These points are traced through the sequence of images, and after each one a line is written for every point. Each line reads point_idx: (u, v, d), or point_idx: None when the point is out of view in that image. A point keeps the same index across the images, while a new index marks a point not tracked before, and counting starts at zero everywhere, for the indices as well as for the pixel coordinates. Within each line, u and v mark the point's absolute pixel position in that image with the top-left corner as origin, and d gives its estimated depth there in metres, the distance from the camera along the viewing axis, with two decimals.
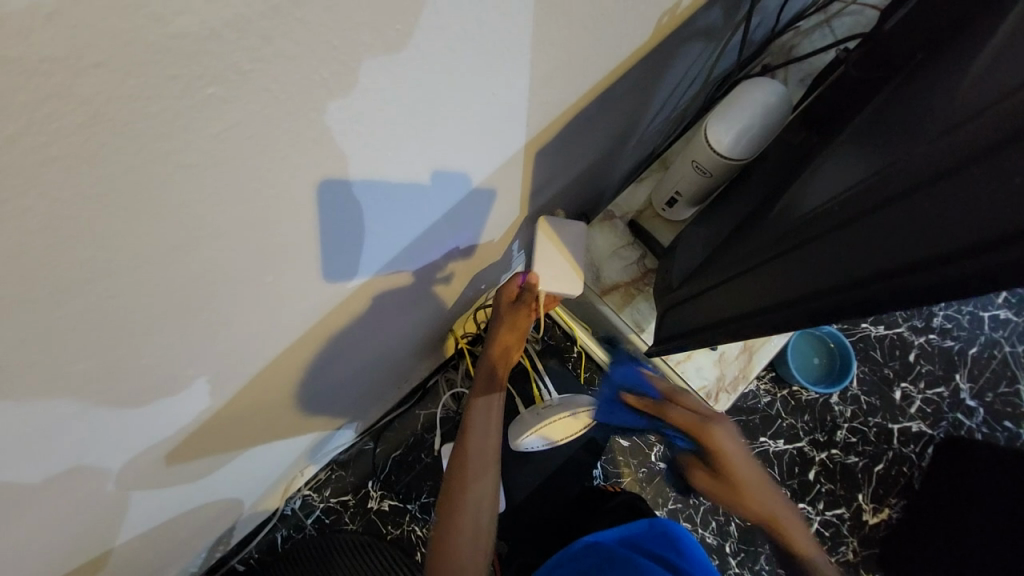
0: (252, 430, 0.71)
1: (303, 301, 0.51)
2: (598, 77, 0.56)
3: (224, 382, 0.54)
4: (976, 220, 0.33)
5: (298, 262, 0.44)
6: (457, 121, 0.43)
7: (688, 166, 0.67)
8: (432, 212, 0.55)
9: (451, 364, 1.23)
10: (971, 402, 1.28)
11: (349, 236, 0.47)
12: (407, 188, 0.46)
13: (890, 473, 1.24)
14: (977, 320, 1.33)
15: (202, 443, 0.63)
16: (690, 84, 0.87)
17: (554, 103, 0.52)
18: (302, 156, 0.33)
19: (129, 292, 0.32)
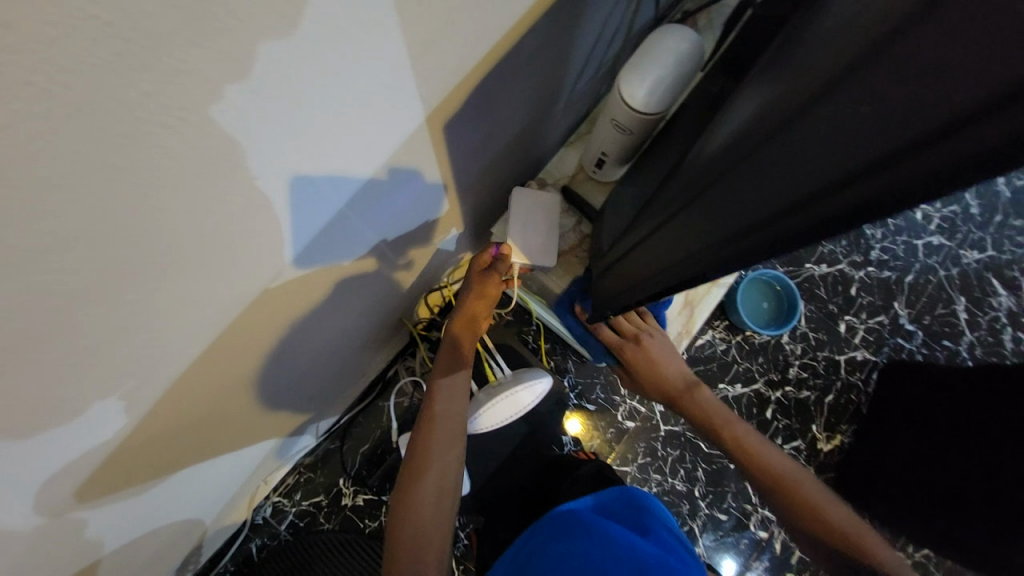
0: (188, 448, 0.68)
1: (204, 311, 0.47)
2: (499, 37, 0.53)
3: (135, 405, 0.50)
4: (856, 141, 0.30)
5: (182, 269, 0.41)
6: (342, 101, 0.40)
7: (609, 126, 0.65)
8: (347, 202, 0.53)
9: (409, 352, 1.20)
10: (910, 326, 1.35)
11: (245, 237, 0.44)
12: (303, 181, 0.43)
13: (840, 402, 1.31)
14: (911, 248, 1.40)
15: (128, 470, 0.59)
16: (613, 38, 0.84)
17: (450, 70, 0.49)
18: (134, 155, 0.29)
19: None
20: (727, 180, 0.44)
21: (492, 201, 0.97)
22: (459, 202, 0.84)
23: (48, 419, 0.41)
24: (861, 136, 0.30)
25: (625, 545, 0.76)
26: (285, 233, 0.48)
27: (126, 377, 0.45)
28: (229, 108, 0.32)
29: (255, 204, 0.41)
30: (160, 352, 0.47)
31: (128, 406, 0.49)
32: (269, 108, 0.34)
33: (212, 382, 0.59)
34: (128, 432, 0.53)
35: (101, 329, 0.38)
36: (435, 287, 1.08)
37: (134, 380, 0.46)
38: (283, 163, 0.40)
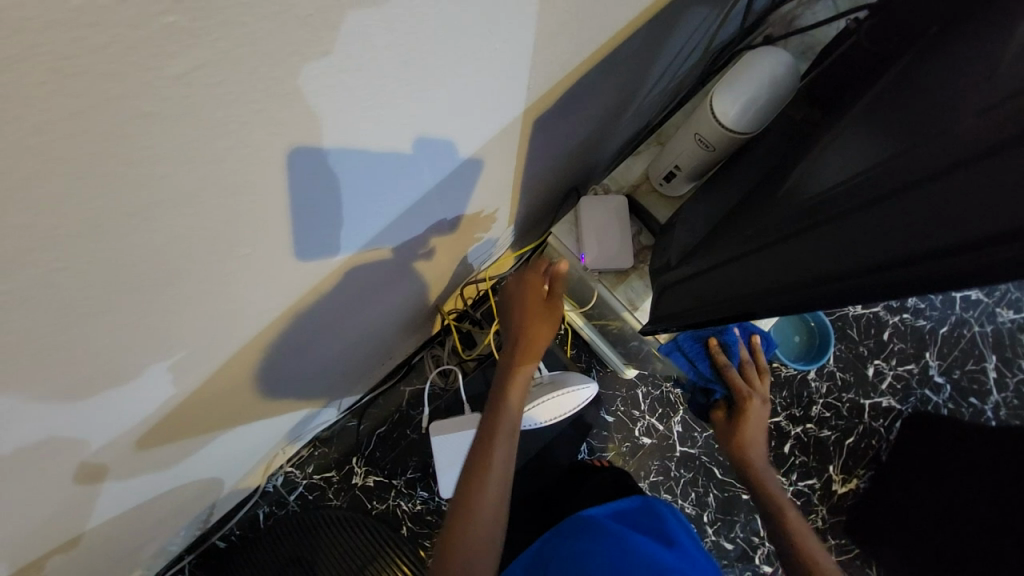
0: (231, 408, 0.68)
1: (288, 276, 0.47)
2: (603, 38, 0.52)
3: (203, 359, 0.50)
4: (990, 210, 0.31)
5: (282, 229, 0.41)
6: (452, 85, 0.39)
7: (691, 141, 0.65)
8: (414, 188, 0.51)
9: (436, 341, 1.20)
10: (939, 378, 1.33)
11: (337, 215, 0.44)
12: (382, 159, 0.42)
13: (860, 445, 1.29)
14: (949, 300, 1.38)
15: (178, 422, 0.59)
16: (691, 53, 0.83)
17: (555, 66, 0.49)
18: (289, 116, 0.30)
19: (93, 259, 0.29)
20: (806, 235, 0.45)
21: (545, 202, 0.97)
22: (517, 197, 0.84)
23: (133, 362, 0.42)
24: (1001, 205, 0.31)
25: (640, 542, 0.79)
26: (337, 219, 0.45)
27: (206, 333, 0.46)
28: (311, 84, 0.29)
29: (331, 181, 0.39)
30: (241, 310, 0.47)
31: (199, 360, 0.50)
32: (379, 81, 0.33)
33: (271, 346, 0.60)
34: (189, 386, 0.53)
35: (202, 279, 0.39)
36: (474, 279, 1.08)
37: (212, 336, 0.47)
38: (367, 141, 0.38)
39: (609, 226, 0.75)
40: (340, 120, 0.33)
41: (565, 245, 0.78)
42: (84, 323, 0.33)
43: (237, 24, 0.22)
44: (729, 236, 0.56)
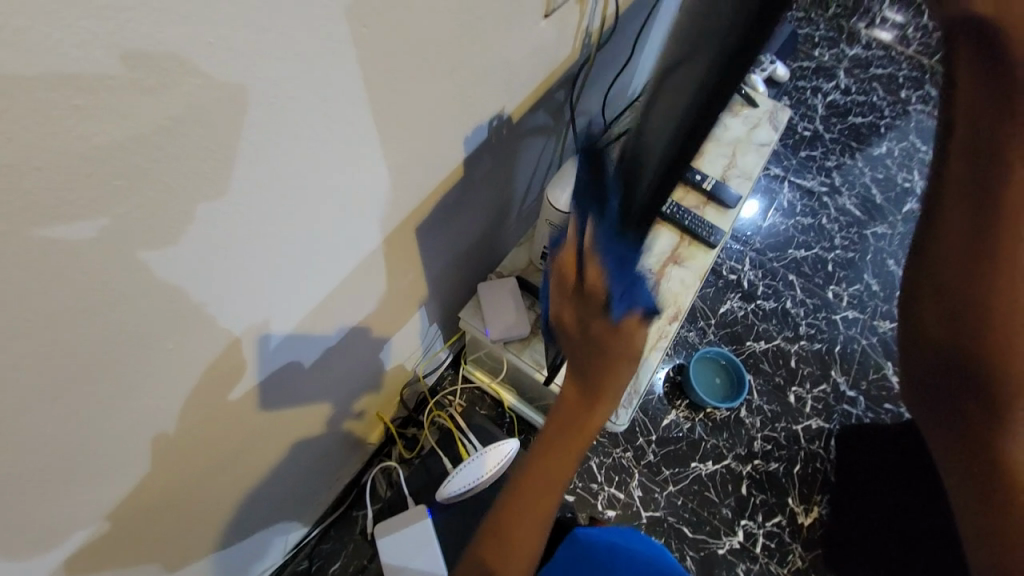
0: (155, 529, 0.69)
1: (194, 358, 0.57)
2: (445, 158, 0.74)
3: (122, 459, 0.57)
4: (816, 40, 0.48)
5: (186, 325, 0.53)
6: (279, 226, 0.55)
7: (546, 226, 0.83)
8: (290, 304, 0.65)
9: (384, 453, 1.20)
10: (851, 391, 1.48)
11: (224, 279, 0.53)
12: (242, 287, 0.56)
13: (808, 471, 1.35)
14: (832, 322, 1.60)
15: (98, 541, 0.62)
16: (548, 168, 1.09)
17: (410, 180, 0.69)
18: (171, 206, 0.43)
19: (33, 336, 0.41)
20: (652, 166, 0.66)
21: (461, 299, 1.13)
22: (430, 296, 0.99)
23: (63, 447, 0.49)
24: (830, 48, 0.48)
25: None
26: (213, 285, 0.53)
27: (125, 418, 0.54)
28: (173, 187, 0.42)
29: (203, 311, 0.54)
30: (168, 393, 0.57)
31: (121, 453, 0.56)
32: (245, 159, 0.46)
33: (195, 446, 0.66)
34: (112, 490, 0.58)
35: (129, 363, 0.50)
36: (411, 381, 1.16)
37: (132, 421, 0.55)
38: (212, 289, 0.53)
39: (506, 304, 0.89)
40: (188, 265, 0.48)
41: (472, 323, 0.90)
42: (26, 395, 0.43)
43: (136, 151, 0.38)
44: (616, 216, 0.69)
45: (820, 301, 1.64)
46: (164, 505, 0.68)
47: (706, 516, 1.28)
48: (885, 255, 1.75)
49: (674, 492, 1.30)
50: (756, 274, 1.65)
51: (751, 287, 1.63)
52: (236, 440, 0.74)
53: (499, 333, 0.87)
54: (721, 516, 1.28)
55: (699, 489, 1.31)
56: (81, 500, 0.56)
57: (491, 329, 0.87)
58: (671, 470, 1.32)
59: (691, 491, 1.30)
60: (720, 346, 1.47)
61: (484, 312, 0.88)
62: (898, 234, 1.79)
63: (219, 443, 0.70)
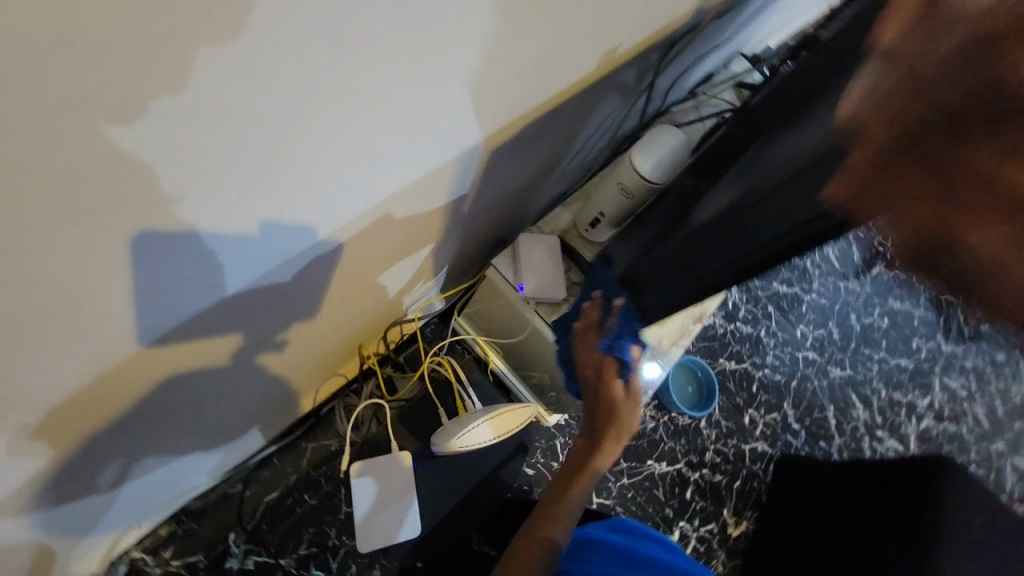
0: (103, 431, 0.56)
1: (208, 239, 0.42)
2: (548, 85, 0.63)
3: (109, 343, 0.45)
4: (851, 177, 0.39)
5: (226, 182, 0.39)
6: (382, 95, 0.42)
7: (615, 190, 0.78)
8: (340, 202, 0.50)
9: (351, 389, 1.10)
10: (796, 424, 1.58)
11: (267, 141, 0.38)
12: (304, 156, 0.42)
13: (746, 488, 1.44)
14: (795, 359, 1.69)
15: (43, 438, 0.49)
16: (604, 133, 1.02)
17: (513, 97, 0.57)
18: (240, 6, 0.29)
19: (64, 154, 0.29)
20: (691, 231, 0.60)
21: (478, 245, 1.04)
22: (456, 234, 0.89)
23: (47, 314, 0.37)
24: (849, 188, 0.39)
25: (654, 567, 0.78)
26: (251, 148, 0.38)
27: (112, 291, 0.40)
28: None
29: (248, 167, 0.39)
30: (183, 275, 0.44)
31: (93, 334, 0.42)
32: None
33: (181, 346, 0.53)
34: (68, 378, 0.45)
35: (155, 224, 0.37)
36: (401, 319, 1.06)
37: (120, 297, 0.41)
38: (271, 143, 0.39)
39: (546, 263, 0.82)
40: (229, 112, 0.34)
41: (502, 274, 0.82)
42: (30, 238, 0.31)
43: None
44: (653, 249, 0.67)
45: (788, 337, 1.72)
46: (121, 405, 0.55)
47: (649, 512, 1.32)
48: (848, 309, 1.84)
49: (626, 485, 1.33)
50: (741, 297, 1.70)
51: (734, 309, 1.67)
52: (228, 346, 0.62)
53: (533, 291, 0.80)
54: (663, 514, 1.33)
55: (649, 486, 1.35)
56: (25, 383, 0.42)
57: (525, 284, 0.80)
58: (628, 463, 1.35)
59: (642, 486, 1.34)
60: (697, 356, 1.51)
61: (519, 264, 0.81)
62: (865, 293, 1.88)
63: (212, 346, 0.58)
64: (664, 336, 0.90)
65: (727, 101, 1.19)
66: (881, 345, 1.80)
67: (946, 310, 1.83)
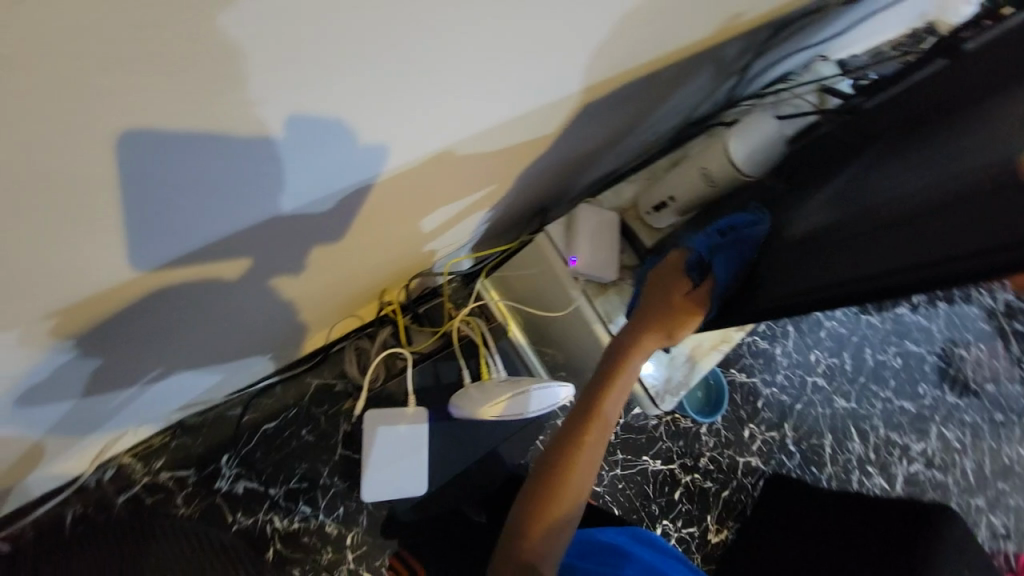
0: (124, 338, 0.52)
1: (290, 158, 0.36)
2: (666, 47, 0.55)
3: (155, 249, 0.40)
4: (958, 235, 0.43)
5: (345, 91, 0.32)
6: (536, 22, 0.36)
7: (695, 174, 0.72)
8: (433, 137, 0.44)
9: (364, 332, 1.06)
10: (792, 447, 1.58)
11: (391, 52, 0.31)
12: (434, 80, 0.36)
13: (732, 499, 1.44)
14: (803, 382, 1.67)
15: (62, 337, 0.45)
16: (679, 112, 0.95)
17: (632, 50, 0.49)
18: None
19: (162, 31, 0.23)
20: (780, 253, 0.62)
21: (522, 208, 0.98)
22: (510, 193, 0.83)
23: (102, 212, 0.32)
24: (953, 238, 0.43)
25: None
26: (372, 56, 0.31)
27: (173, 199, 0.35)
28: None
29: (378, 77, 0.32)
30: (252, 190, 0.38)
31: (139, 242, 0.37)
32: None
33: (222, 263, 0.48)
34: (102, 283, 0.40)
35: (249, 131, 0.31)
36: (428, 271, 1.01)
37: (179, 206, 0.36)
38: (394, 56, 0.31)
39: (603, 239, 0.77)
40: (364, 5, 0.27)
41: (554, 244, 0.77)
42: (119, 121, 0.26)
43: None
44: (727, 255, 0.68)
45: (802, 360, 1.69)
46: (147, 317, 0.51)
47: (636, 505, 1.32)
48: (866, 343, 1.76)
49: (618, 476, 1.33)
50: None
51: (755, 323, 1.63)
52: (267, 268, 0.57)
53: (585, 268, 0.75)
54: (649, 510, 1.33)
55: (640, 480, 1.34)
56: (59, 284, 0.37)
57: (577, 259, 0.75)
58: (624, 455, 1.34)
59: (633, 480, 1.34)
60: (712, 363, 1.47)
61: (575, 237, 0.76)
62: (886, 329, 1.79)
63: (248, 265, 0.53)
64: (705, 339, 0.85)
65: (809, 103, 1.10)
66: (889, 386, 1.75)
67: (958, 360, 1.81)
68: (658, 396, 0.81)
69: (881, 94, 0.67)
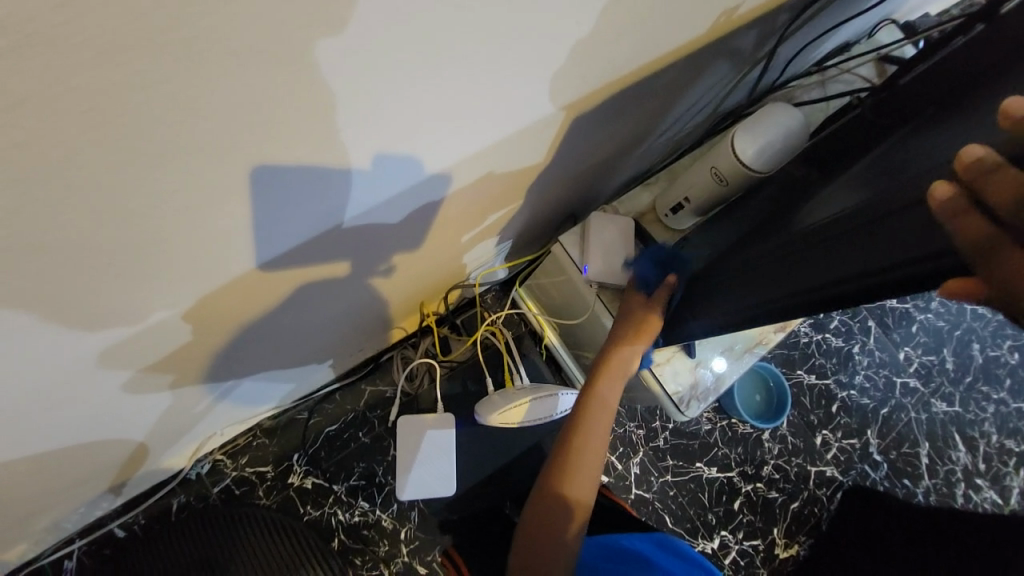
0: (194, 356, 0.63)
1: (289, 203, 0.42)
2: (654, 51, 0.55)
3: (201, 287, 0.48)
4: (929, 236, 0.37)
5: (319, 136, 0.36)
6: (489, 62, 0.38)
7: (707, 175, 0.70)
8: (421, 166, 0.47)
9: (409, 343, 1.14)
10: (878, 455, 1.41)
11: (353, 92, 0.34)
12: (396, 124, 0.39)
13: (803, 512, 1.33)
14: (890, 384, 1.48)
15: (145, 357, 0.56)
16: (703, 107, 0.91)
17: (609, 61, 0.50)
18: None
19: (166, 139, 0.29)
20: (765, 252, 0.53)
21: (547, 217, 1.00)
22: (528, 206, 0.86)
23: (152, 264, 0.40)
24: (925, 235, 0.37)
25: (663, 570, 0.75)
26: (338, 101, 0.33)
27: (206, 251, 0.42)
28: None
29: (348, 115, 0.35)
30: (262, 235, 0.45)
31: (186, 284, 0.46)
32: None
33: (262, 294, 0.57)
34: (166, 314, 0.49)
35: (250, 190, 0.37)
36: (464, 284, 1.07)
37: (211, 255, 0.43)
38: (361, 98, 0.34)
39: (614, 246, 0.77)
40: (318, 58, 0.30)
41: (569, 253, 0.79)
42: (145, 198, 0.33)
43: None
44: (731, 256, 0.60)
45: (888, 358, 1.50)
46: (209, 339, 0.61)
47: (690, 514, 1.27)
48: (972, 337, 1.53)
49: (670, 482, 1.29)
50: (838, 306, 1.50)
51: (826, 318, 1.49)
52: (307, 297, 0.66)
53: (599, 276, 0.76)
54: (705, 519, 1.28)
55: (694, 488, 1.29)
56: (134, 319, 0.46)
57: (591, 267, 0.76)
58: (675, 461, 1.30)
59: (686, 487, 1.29)
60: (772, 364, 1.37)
61: (589, 245, 0.76)
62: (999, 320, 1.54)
63: (284, 296, 0.61)
64: (737, 342, 0.82)
65: (863, 79, 1.00)
66: (1005, 386, 1.50)
67: None
68: (682, 401, 0.79)
69: (917, 67, 0.60)
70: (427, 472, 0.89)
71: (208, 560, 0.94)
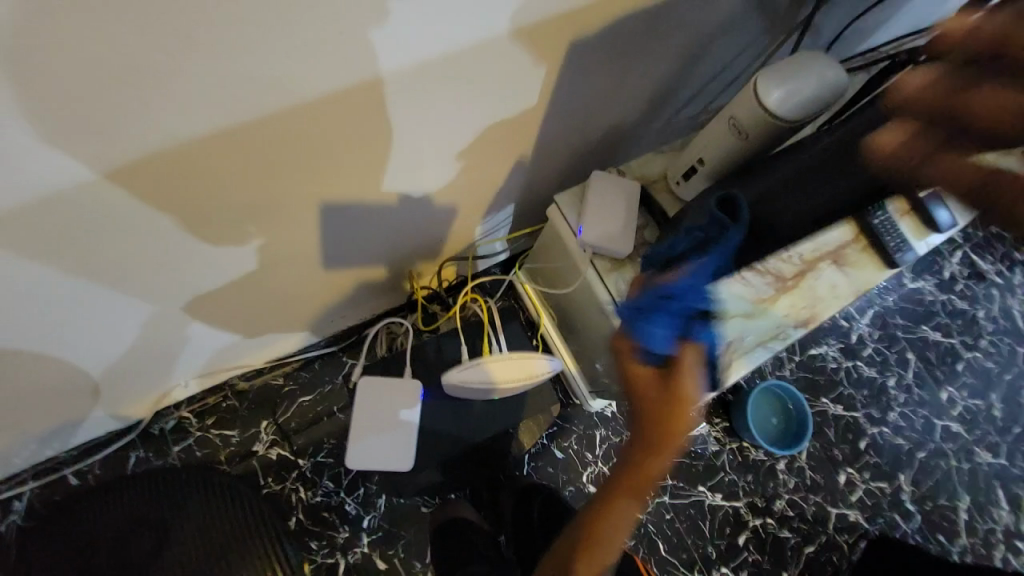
0: (143, 275, 0.57)
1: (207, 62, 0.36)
2: None
3: (125, 175, 0.42)
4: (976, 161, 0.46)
5: None
6: None
7: (725, 127, 0.62)
8: (403, 26, 0.41)
9: (398, 317, 1.08)
10: (910, 505, 1.24)
11: None
12: None
13: (819, 558, 1.18)
14: (929, 426, 1.31)
15: (74, 263, 0.50)
16: (733, 81, 0.83)
17: None
18: None
19: None
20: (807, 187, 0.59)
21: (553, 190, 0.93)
22: (530, 164, 0.79)
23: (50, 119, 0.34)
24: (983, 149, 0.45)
25: None
26: None
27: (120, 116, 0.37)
28: None
29: None
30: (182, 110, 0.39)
31: (105, 162, 0.40)
32: None
33: (214, 206, 0.51)
34: (87, 206, 0.44)
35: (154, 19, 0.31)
36: (460, 257, 1.00)
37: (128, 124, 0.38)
38: None
39: (615, 210, 0.69)
40: None
41: (565, 216, 0.71)
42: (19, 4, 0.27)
43: None
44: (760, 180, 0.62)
45: (928, 397, 1.33)
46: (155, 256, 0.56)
47: (688, 544, 1.13)
48: None
49: (667, 504, 1.16)
50: (873, 333, 1.36)
51: (858, 344, 1.35)
52: (273, 225, 0.60)
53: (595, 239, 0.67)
54: (703, 552, 1.14)
55: (694, 514, 1.16)
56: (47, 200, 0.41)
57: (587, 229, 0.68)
58: (675, 482, 1.17)
59: (685, 512, 1.15)
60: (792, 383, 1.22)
61: (586, 206, 0.69)
62: None
63: (241, 215, 0.55)
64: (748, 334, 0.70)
65: None
66: None
67: None
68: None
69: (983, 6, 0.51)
70: (376, 448, 0.83)
71: (155, 521, 0.88)
